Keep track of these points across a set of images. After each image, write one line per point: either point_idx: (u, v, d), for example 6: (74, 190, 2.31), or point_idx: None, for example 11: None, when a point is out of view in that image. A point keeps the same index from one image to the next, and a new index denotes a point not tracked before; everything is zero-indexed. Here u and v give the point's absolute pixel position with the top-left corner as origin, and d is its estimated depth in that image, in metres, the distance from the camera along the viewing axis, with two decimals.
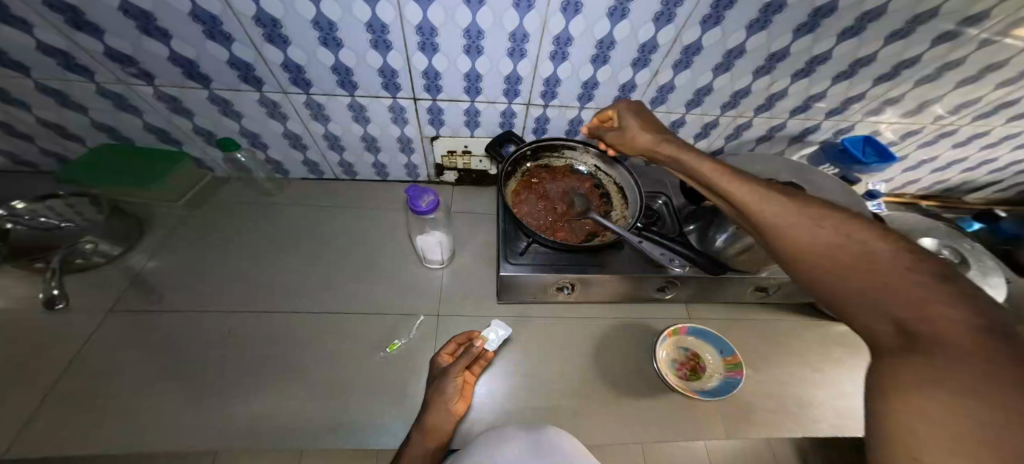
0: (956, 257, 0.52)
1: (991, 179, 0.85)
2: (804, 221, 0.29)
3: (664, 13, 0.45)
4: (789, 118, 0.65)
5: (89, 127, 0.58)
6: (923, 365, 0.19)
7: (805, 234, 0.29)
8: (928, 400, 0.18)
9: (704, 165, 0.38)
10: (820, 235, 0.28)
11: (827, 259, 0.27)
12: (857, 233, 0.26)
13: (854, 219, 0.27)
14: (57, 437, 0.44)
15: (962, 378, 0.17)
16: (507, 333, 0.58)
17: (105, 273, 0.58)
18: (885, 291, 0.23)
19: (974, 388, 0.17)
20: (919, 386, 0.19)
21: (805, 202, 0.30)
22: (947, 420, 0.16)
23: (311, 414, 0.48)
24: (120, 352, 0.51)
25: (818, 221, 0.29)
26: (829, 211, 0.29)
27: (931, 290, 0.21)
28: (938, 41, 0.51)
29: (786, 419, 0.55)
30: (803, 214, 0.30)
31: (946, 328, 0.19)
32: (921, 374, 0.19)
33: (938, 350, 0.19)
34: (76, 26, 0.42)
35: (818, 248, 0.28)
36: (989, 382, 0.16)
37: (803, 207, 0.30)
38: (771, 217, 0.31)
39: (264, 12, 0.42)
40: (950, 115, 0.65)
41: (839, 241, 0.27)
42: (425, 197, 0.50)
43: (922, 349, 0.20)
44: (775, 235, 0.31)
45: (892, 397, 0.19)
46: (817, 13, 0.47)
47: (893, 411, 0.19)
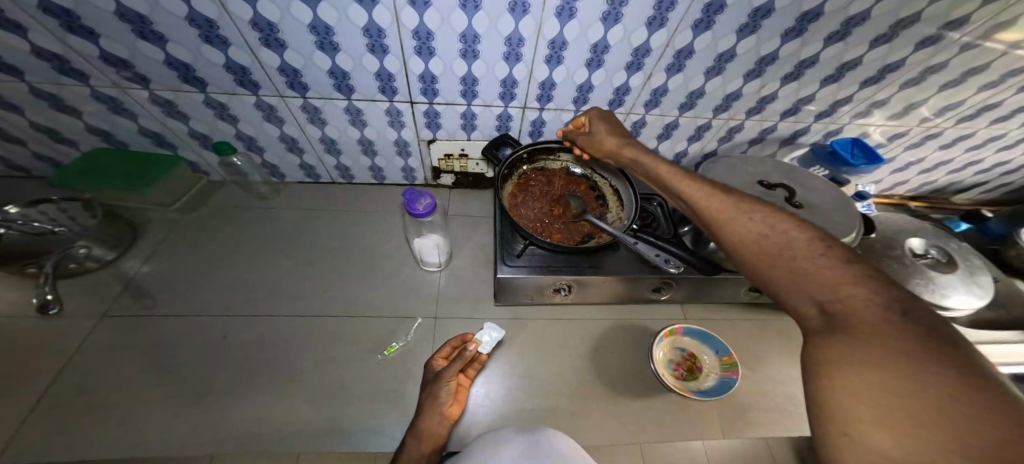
0: (944, 257, 0.53)
1: (976, 180, 0.87)
2: (739, 214, 0.32)
3: (656, 18, 0.46)
4: (779, 120, 0.66)
5: (83, 131, 0.58)
6: (844, 343, 0.21)
7: (740, 225, 0.31)
8: (867, 376, 0.18)
9: (661, 168, 0.41)
10: (752, 227, 0.30)
11: (759, 248, 0.29)
12: (780, 225, 0.29)
13: (778, 212, 0.30)
14: (51, 444, 0.43)
15: (878, 355, 0.19)
16: (500, 335, 0.58)
17: (98, 278, 0.58)
18: (806, 276, 0.25)
19: (893, 363, 0.18)
20: (843, 365, 0.20)
21: (741, 198, 0.33)
22: (877, 399, 0.17)
23: (309, 419, 0.48)
24: (114, 357, 0.51)
25: (750, 214, 0.31)
26: (759, 205, 0.32)
27: (843, 272, 0.24)
28: (922, 45, 0.53)
29: (781, 419, 0.56)
30: (738, 208, 0.32)
31: (860, 308, 0.21)
32: (843, 352, 0.20)
33: (854, 328, 0.21)
34: (71, 30, 0.42)
35: (751, 238, 0.30)
36: (905, 359, 0.18)
37: (739, 202, 0.33)
38: (715, 212, 0.34)
39: (260, 17, 0.42)
40: (935, 118, 0.67)
41: (767, 231, 0.29)
42: (422, 199, 0.51)
43: (839, 328, 0.22)
44: (717, 228, 0.33)
45: (819, 375, 0.21)
46: (805, 18, 0.48)
47: (824, 390, 0.20)
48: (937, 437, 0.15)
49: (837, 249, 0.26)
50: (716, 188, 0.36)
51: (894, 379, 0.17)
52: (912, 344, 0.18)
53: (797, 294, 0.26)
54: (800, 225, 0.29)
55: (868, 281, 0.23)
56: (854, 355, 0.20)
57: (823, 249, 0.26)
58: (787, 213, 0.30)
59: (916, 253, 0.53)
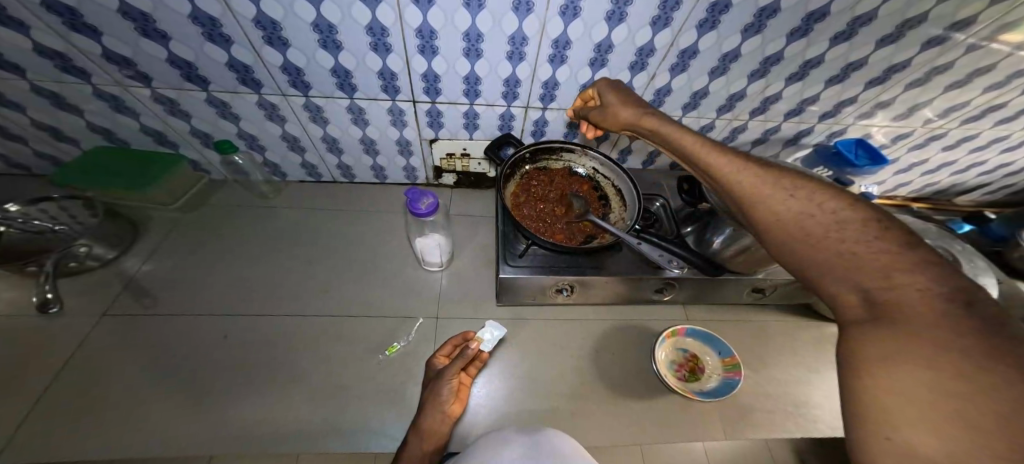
0: (948, 258, 0.53)
1: (979, 181, 0.87)
2: (780, 192, 0.30)
3: (661, 17, 0.46)
4: (782, 121, 0.66)
5: (85, 129, 0.57)
6: (892, 340, 0.21)
7: (781, 206, 0.29)
8: (911, 372, 0.19)
9: (689, 139, 0.37)
10: (794, 207, 0.29)
11: (802, 231, 0.28)
12: (828, 206, 0.27)
13: (823, 191, 0.28)
14: (50, 444, 0.43)
15: (928, 351, 0.19)
16: (501, 333, 0.58)
17: (99, 276, 0.58)
18: (855, 264, 0.24)
19: (942, 360, 0.18)
20: (887, 361, 0.20)
21: (782, 174, 0.31)
22: (923, 398, 0.18)
23: (310, 419, 0.48)
24: (114, 356, 0.50)
25: (794, 192, 0.29)
26: (803, 182, 0.29)
27: (897, 259, 0.23)
28: (927, 46, 0.52)
29: (784, 420, 0.56)
30: (780, 186, 0.30)
31: (915, 299, 0.21)
32: (887, 348, 0.20)
33: (900, 321, 0.21)
34: (74, 28, 0.42)
35: (794, 219, 0.28)
36: (955, 357, 0.18)
37: (779, 178, 0.31)
38: (751, 188, 0.31)
39: (264, 15, 0.42)
40: (939, 119, 0.67)
41: (813, 213, 0.28)
42: (424, 199, 0.50)
43: (884, 319, 0.22)
44: (752, 205, 0.31)
45: (861, 370, 0.21)
46: (810, 18, 0.48)
47: (864, 385, 0.21)
48: (984, 440, 0.15)
49: (893, 232, 0.25)
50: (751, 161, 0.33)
51: (943, 378, 0.18)
52: (964, 339, 0.18)
53: (842, 282, 0.25)
54: (850, 206, 0.27)
55: (924, 270, 0.22)
56: (901, 352, 0.20)
57: (875, 232, 0.25)
58: (834, 193, 0.28)
59: None
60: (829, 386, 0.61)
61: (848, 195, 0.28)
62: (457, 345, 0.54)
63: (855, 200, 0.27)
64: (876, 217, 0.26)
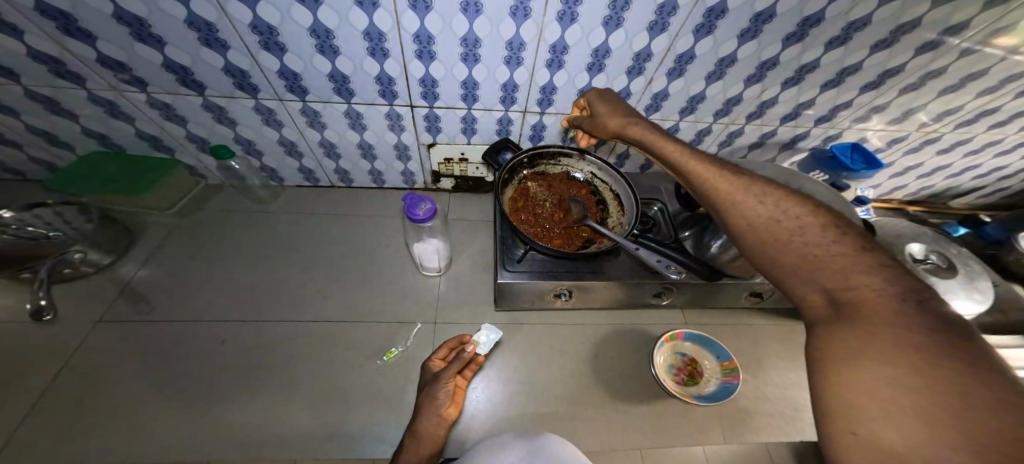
0: (945, 262, 0.53)
1: (974, 184, 0.87)
2: (751, 198, 0.31)
3: (657, 22, 0.46)
4: (779, 125, 0.66)
5: (80, 134, 0.57)
6: (857, 337, 0.21)
7: (752, 211, 0.30)
8: (874, 367, 0.19)
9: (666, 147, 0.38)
10: (764, 212, 0.30)
11: (770, 235, 0.29)
12: (792, 212, 0.29)
13: (788, 198, 0.30)
14: (42, 453, 0.42)
15: (887, 346, 0.20)
16: (498, 336, 0.56)
17: (95, 282, 0.57)
18: (818, 266, 0.26)
19: (901, 354, 0.19)
20: (852, 358, 0.21)
21: (752, 179, 0.32)
22: (884, 392, 0.18)
23: (307, 426, 0.47)
24: (109, 363, 0.50)
25: (763, 199, 0.31)
26: (770, 188, 0.31)
27: (854, 262, 0.25)
28: (921, 50, 0.53)
29: (782, 423, 0.56)
30: (749, 191, 0.31)
31: (874, 299, 0.22)
32: (851, 346, 0.21)
33: (860, 319, 0.22)
34: (69, 33, 0.42)
35: (764, 225, 0.30)
36: (913, 352, 0.19)
37: (750, 184, 0.32)
38: (725, 193, 0.32)
39: (261, 20, 0.42)
40: (934, 123, 0.67)
41: (780, 219, 0.29)
42: (422, 204, 0.50)
43: (847, 317, 0.23)
44: (724, 208, 0.32)
45: (827, 367, 0.22)
46: (806, 23, 0.48)
47: (829, 381, 0.21)
48: (941, 431, 0.15)
49: (847, 235, 0.27)
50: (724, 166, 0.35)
51: (903, 373, 0.18)
52: (920, 336, 0.19)
53: (806, 282, 0.27)
54: (812, 212, 0.29)
55: (877, 270, 0.24)
56: (865, 350, 0.20)
57: (833, 237, 0.27)
58: (797, 200, 0.30)
59: (915, 258, 0.54)
60: None
61: (809, 200, 0.31)
62: (449, 348, 0.53)
63: (813, 205, 0.30)
64: (833, 222, 0.28)
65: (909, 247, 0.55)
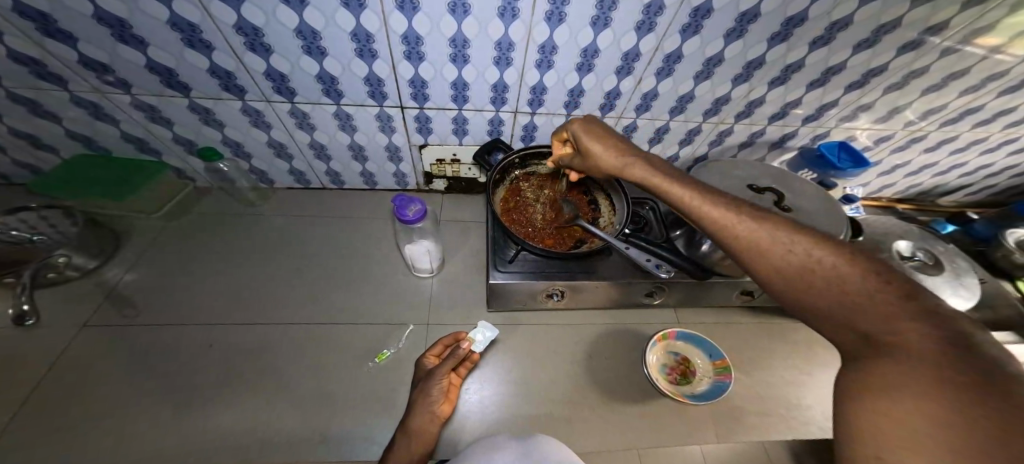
0: (931, 259, 0.53)
1: (962, 182, 0.88)
2: (778, 245, 0.29)
3: (644, 22, 0.47)
4: (768, 124, 0.67)
5: (63, 137, 0.56)
6: (892, 373, 0.20)
7: (780, 259, 0.29)
8: (905, 401, 0.19)
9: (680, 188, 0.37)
10: (794, 259, 0.28)
11: (802, 283, 0.28)
12: (828, 260, 0.27)
13: (817, 243, 0.28)
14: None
15: (921, 379, 0.19)
16: (494, 335, 0.58)
17: (78, 288, 0.56)
18: (858, 313, 0.25)
19: (933, 390, 0.18)
20: (886, 392, 0.20)
21: (779, 224, 0.30)
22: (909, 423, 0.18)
23: (296, 430, 0.47)
24: (90, 369, 0.49)
25: (791, 246, 0.29)
26: (800, 233, 0.29)
27: (899, 309, 0.23)
28: (903, 50, 0.54)
29: (775, 422, 0.56)
30: (776, 237, 0.30)
31: (915, 344, 0.21)
32: (884, 382, 0.20)
33: (897, 355, 0.21)
34: (49, 34, 0.41)
35: (793, 273, 0.28)
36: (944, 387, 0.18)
37: (777, 229, 0.30)
38: (748, 239, 0.31)
39: (245, 21, 0.42)
40: (920, 121, 0.68)
41: (811, 266, 0.28)
42: (412, 205, 0.50)
43: (884, 356, 0.22)
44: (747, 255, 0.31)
45: (859, 401, 0.21)
46: (790, 23, 0.49)
47: (861, 409, 0.20)
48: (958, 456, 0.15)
49: (892, 281, 0.25)
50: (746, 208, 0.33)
51: (931, 407, 0.17)
52: (957, 375, 0.18)
53: (845, 329, 0.25)
54: (851, 257, 0.27)
55: (931, 317, 0.22)
56: (898, 385, 0.19)
57: (876, 283, 0.25)
58: (829, 243, 0.28)
59: (901, 256, 0.54)
60: (822, 388, 0.61)
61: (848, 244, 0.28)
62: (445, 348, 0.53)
63: (850, 248, 0.27)
64: (877, 269, 0.26)
65: (896, 244, 0.56)
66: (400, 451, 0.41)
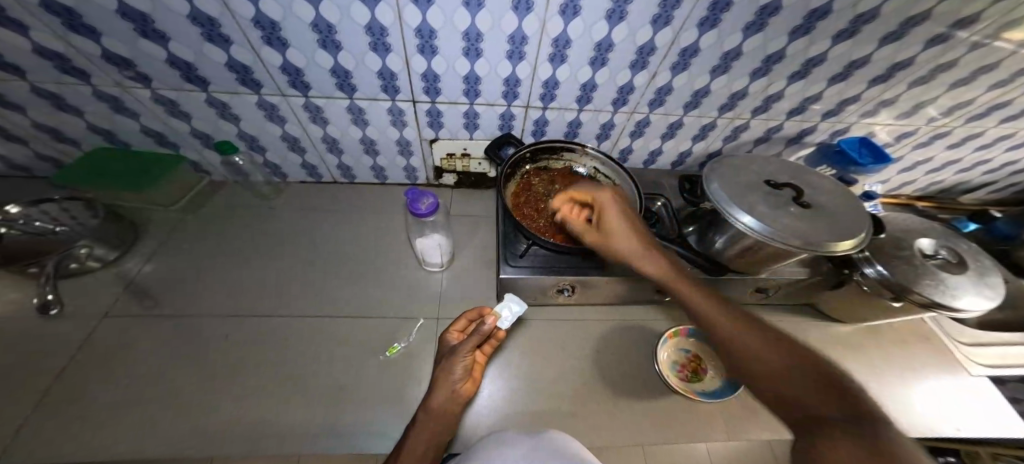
0: (954, 258, 0.52)
1: (984, 180, 0.86)
2: (730, 324, 0.36)
3: (662, 15, 0.46)
4: (784, 120, 0.65)
5: (85, 130, 0.57)
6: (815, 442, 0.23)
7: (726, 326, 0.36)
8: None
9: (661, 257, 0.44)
10: (741, 336, 0.35)
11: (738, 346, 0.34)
12: (766, 340, 0.33)
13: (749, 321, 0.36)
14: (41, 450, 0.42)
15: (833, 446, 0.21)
16: (520, 309, 0.54)
17: (99, 278, 0.58)
18: (788, 384, 0.29)
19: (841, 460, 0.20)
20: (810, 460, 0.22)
21: (731, 311, 0.38)
22: None
23: (311, 420, 0.47)
24: (113, 357, 0.50)
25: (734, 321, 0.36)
26: (747, 320, 0.36)
27: (817, 386, 0.27)
28: (929, 44, 0.52)
29: (788, 422, 0.55)
30: (729, 319, 0.37)
31: (831, 413, 0.24)
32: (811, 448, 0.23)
33: (821, 424, 0.24)
34: (73, 29, 0.41)
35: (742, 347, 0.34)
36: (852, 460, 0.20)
37: (730, 314, 0.37)
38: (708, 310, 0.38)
39: (263, 15, 0.42)
40: (943, 117, 0.66)
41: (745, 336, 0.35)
42: (425, 199, 0.50)
43: (811, 424, 0.25)
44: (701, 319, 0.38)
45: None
46: (812, 16, 0.47)
47: None
48: None
49: (816, 367, 0.30)
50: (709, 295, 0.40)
51: None
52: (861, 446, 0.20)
53: (783, 400, 0.29)
54: (785, 343, 0.33)
55: (841, 395, 0.26)
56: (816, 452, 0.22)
57: (800, 363, 0.30)
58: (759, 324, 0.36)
59: (925, 253, 0.52)
60: None
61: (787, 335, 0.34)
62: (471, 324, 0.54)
63: (786, 339, 0.33)
64: (802, 355, 0.31)
65: (917, 242, 0.55)
66: (421, 427, 0.42)
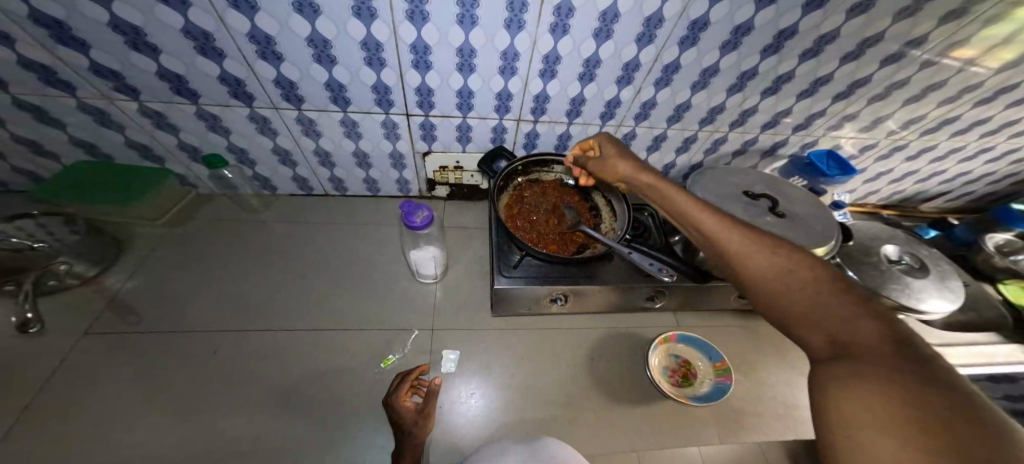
0: (918, 263, 0.56)
1: (942, 189, 0.93)
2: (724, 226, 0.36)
3: (644, 34, 0.49)
4: (760, 133, 0.70)
5: (67, 143, 0.56)
6: (860, 373, 0.22)
7: (761, 262, 0.32)
8: (864, 396, 0.20)
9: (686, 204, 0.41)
10: (733, 234, 0.35)
11: (785, 291, 0.30)
12: (743, 232, 0.35)
13: (803, 252, 0.32)
14: None
15: (876, 377, 0.21)
16: (458, 356, 0.57)
17: (78, 295, 0.55)
18: (819, 314, 0.27)
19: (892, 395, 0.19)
20: (859, 393, 0.21)
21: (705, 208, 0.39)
22: (887, 418, 0.18)
23: (298, 438, 0.46)
24: (86, 376, 0.48)
25: (820, 287, 0.28)
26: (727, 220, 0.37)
27: (829, 297, 0.27)
28: (885, 62, 0.57)
29: (775, 424, 0.56)
30: (726, 223, 0.37)
31: (862, 338, 0.24)
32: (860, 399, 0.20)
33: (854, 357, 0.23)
34: (62, 41, 0.42)
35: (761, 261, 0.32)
36: (889, 381, 0.20)
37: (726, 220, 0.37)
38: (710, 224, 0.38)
39: (258, 30, 0.43)
40: (901, 130, 0.72)
41: (806, 280, 0.29)
42: (420, 212, 0.51)
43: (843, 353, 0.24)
44: (746, 271, 0.33)
45: (832, 396, 0.22)
46: (781, 36, 0.51)
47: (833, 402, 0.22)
48: (916, 427, 0.17)
49: (829, 277, 0.29)
50: (694, 199, 0.41)
51: (891, 400, 0.19)
52: (889, 370, 0.21)
53: (817, 332, 0.27)
54: (772, 238, 0.34)
55: (862, 309, 0.26)
56: (868, 384, 0.21)
57: (843, 301, 0.27)
58: (829, 265, 0.30)
59: (891, 259, 0.56)
60: None
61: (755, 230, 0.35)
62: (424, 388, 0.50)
63: (746, 226, 0.35)
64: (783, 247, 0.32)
65: (883, 248, 0.59)
66: None
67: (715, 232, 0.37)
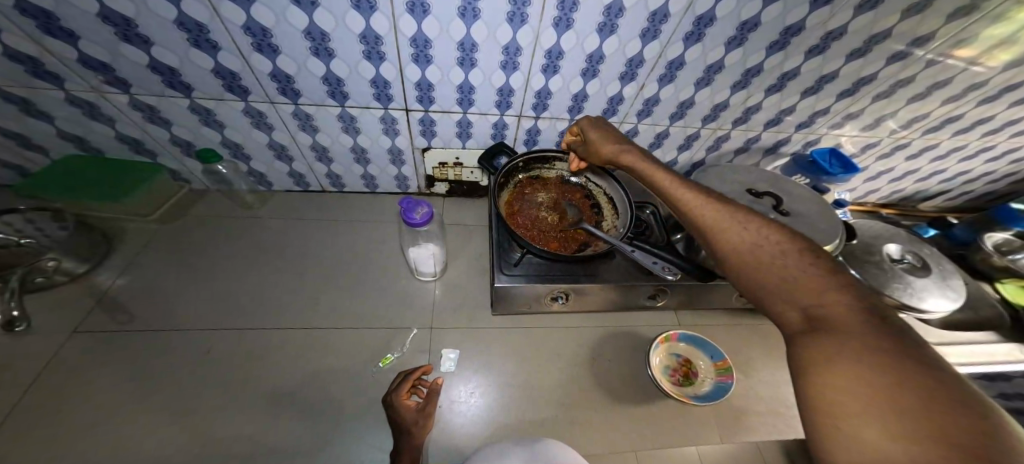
0: (919, 262, 0.56)
1: (941, 188, 0.93)
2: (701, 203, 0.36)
3: (649, 30, 0.48)
4: (762, 131, 0.69)
5: (55, 138, 0.55)
6: (839, 346, 0.21)
7: (737, 238, 0.32)
8: (846, 371, 0.20)
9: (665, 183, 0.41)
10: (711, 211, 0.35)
11: (758, 266, 0.30)
12: (721, 209, 0.35)
13: (777, 226, 0.32)
14: None
15: (856, 350, 0.20)
16: (457, 355, 0.57)
17: (66, 293, 0.54)
18: (793, 287, 0.27)
19: (875, 369, 0.19)
20: (840, 367, 0.20)
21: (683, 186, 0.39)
22: (875, 396, 0.18)
23: (290, 440, 0.45)
24: (74, 376, 0.46)
25: (793, 260, 0.28)
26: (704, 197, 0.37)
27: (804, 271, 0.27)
28: (891, 60, 0.56)
29: (776, 422, 0.56)
30: (703, 201, 0.37)
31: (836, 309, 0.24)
32: (841, 375, 0.20)
33: (830, 328, 0.23)
34: (49, 32, 0.40)
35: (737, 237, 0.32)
36: (871, 355, 0.20)
37: (703, 198, 0.37)
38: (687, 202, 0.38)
39: (254, 22, 0.41)
40: (903, 130, 0.72)
41: (780, 254, 0.29)
42: (419, 209, 0.50)
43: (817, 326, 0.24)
44: (723, 246, 0.33)
45: (812, 370, 0.21)
46: (787, 32, 0.50)
47: (814, 377, 0.21)
48: (907, 405, 0.17)
49: (803, 250, 0.29)
50: (673, 177, 0.41)
51: (875, 374, 0.19)
52: (869, 345, 0.20)
53: (790, 305, 0.26)
54: (747, 212, 0.34)
55: (833, 280, 0.26)
56: (850, 359, 0.20)
57: (816, 272, 0.27)
58: (802, 238, 0.30)
59: (893, 258, 0.56)
60: None
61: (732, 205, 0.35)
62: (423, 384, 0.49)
63: (723, 203, 0.35)
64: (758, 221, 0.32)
65: (886, 247, 0.59)
66: None
67: (693, 209, 0.37)
